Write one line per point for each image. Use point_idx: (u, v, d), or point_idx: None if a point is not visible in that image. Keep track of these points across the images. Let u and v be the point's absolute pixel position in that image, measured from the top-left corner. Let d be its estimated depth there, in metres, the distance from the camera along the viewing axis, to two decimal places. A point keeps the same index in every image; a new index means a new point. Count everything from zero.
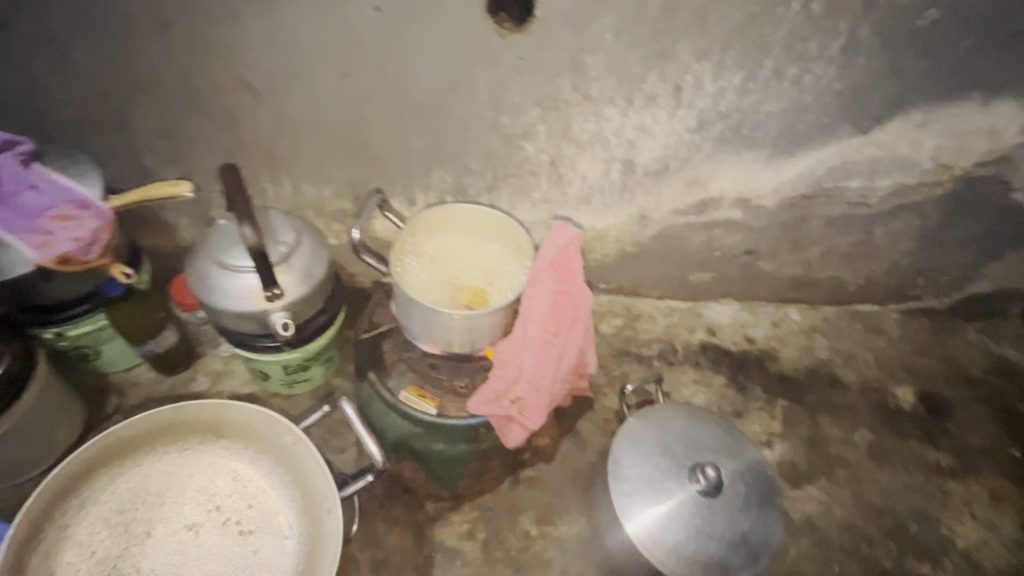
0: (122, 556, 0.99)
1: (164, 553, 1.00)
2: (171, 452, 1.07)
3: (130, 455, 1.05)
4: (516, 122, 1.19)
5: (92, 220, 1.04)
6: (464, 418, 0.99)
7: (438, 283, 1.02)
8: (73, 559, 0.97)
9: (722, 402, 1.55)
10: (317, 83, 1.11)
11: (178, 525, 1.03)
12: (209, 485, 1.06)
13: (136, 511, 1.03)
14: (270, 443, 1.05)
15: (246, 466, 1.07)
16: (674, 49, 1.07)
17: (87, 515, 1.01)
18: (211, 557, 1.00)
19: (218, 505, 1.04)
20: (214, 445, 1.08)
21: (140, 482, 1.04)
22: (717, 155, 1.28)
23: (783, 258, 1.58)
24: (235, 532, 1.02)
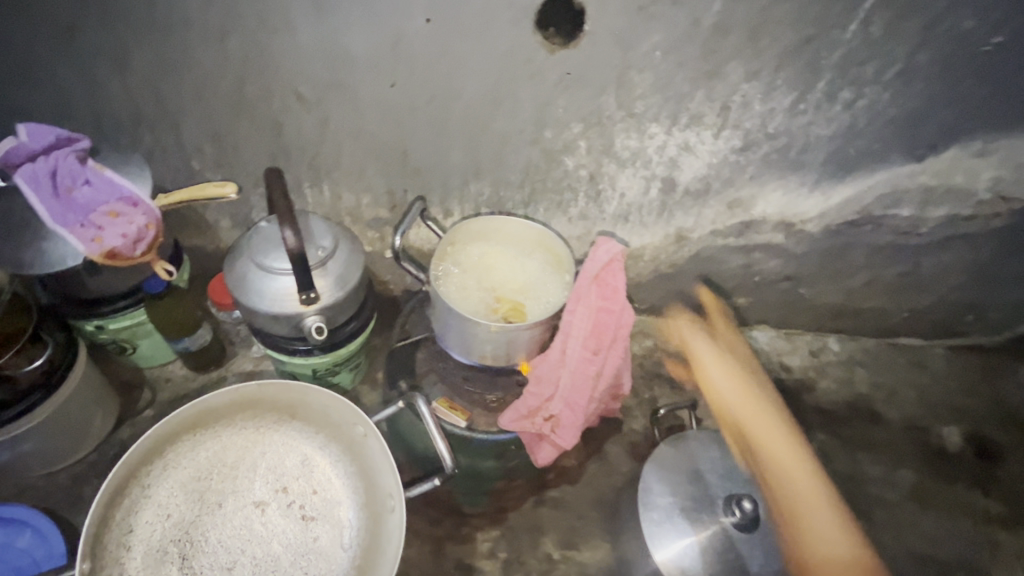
0: (185, 526, 0.89)
1: (230, 529, 0.90)
2: (242, 424, 0.98)
3: (211, 424, 0.97)
4: (557, 137, 1.19)
5: (141, 217, 1.07)
6: (493, 433, 0.97)
7: (475, 296, 1.01)
8: (146, 521, 0.88)
9: None
10: (364, 93, 1.13)
11: (241, 500, 0.92)
12: (276, 463, 0.96)
13: (210, 480, 0.93)
14: (346, 432, 0.98)
15: (317, 449, 0.98)
16: (723, 68, 1.05)
17: (155, 477, 0.91)
18: (273, 542, 0.89)
19: (286, 486, 0.94)
20: (287, 422, 0.99)
21: (216, 452, 0.95)
22: (761, 177, 1.25)
23: (825, 286, 1.52)
24: (299, 518, 0.92)
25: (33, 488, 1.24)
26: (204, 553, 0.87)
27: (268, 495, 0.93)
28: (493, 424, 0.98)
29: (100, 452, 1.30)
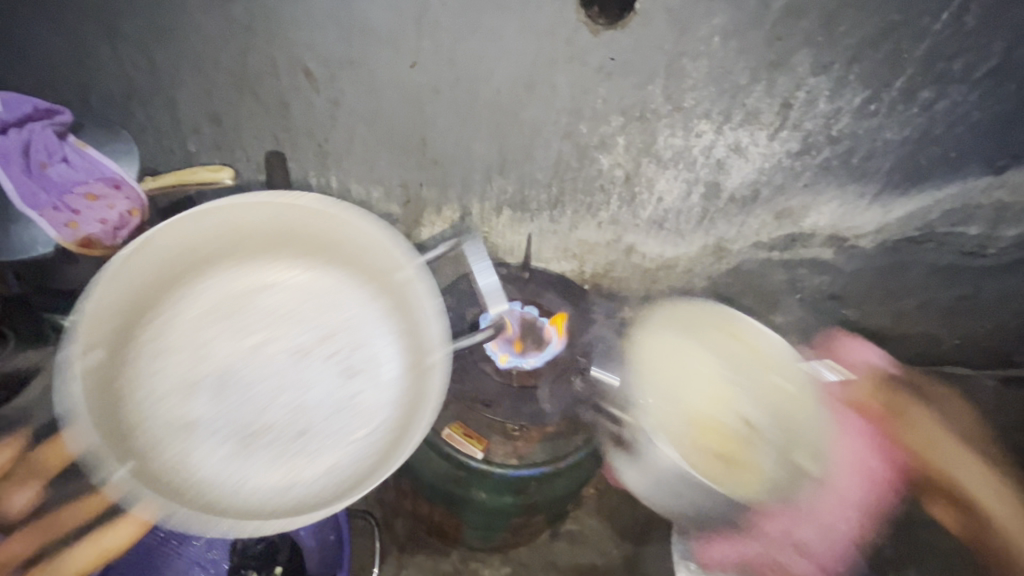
0: (212, 357, 0.74)
1: (260, 370, 0.75)
2: (280, 253, 0.80)
3: (242, 251, 0.78)
4: (593, 131, 1.06)
5: (124, 201, 0.95)
6: (514, 467, 0.83)
7: (682, 428, 0.83)
8: (164, 347, 0.73)
9: None
10: (381, 72, 1.00)
11: (276, 342, 0.76)
12: (317, 307, 0.79)
13: (238, 313, 0.77)
14: (390, 279, 0.78)
15: (363, 301, 0.80)
16: (790, 58, 0.92)
17: (178, 301, 0.75)
18: (311, 390, 0.75)
19: (330, 334, 0.78)
20: (331, 262, 0.80)
21: (247, 284, 0.78)
22: (816, 185, 1.13)
23: (873, 308, 1.39)
24: (342, 372, 0.77)
25: None
26: (235, 390, 0.73)
27: (307, 341, 0.77)
28: (511, 455, 0.85)
29: None
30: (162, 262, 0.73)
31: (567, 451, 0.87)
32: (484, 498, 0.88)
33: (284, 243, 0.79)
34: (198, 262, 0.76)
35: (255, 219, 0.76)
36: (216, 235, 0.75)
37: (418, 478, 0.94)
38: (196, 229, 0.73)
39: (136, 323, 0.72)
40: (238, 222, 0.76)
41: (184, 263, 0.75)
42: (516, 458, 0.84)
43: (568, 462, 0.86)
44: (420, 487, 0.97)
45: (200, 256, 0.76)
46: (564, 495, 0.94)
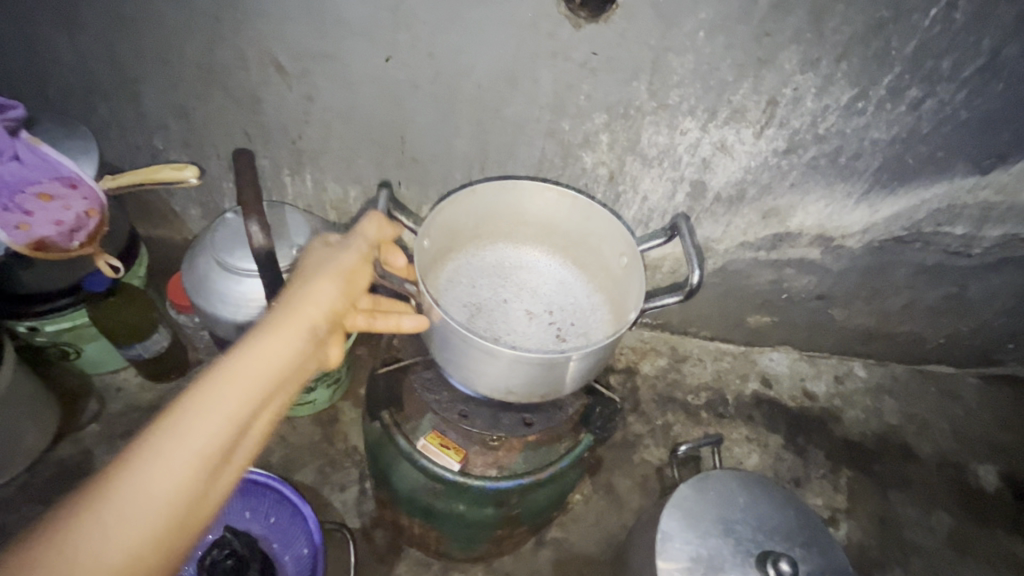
0: (468, 300, 0.83)
1: (491, 319, 0.81)
2: (545, 247, 0.88)
3: (554, 243, 0.87)
4: (577, 129, 1.03)
5: (80, 202, 0.90)
6: (493, 479, 0.80)
7: None
8: (482, 292, 0.84)
9: (778, 466, 1.36)
10: (356, 66, 0.96)
11: (515, 303, 0.84)
12: (557, 291, 0.87)
13: (505, 280, 0.86)
14: (604, 273, 0.84)
15: (587, 295, 0.87)
16: (777, 55, 0.90)
17: (461, 257, 0.85)
18: (528, 337, 0.80)
19: (553, 308, 0.85)
20: (560, 258, 0.89)
21: (536, 273, 0.88)
22: (802, 185, 1.11)
23: (859, 308, 1.38)
24: (553, 335, 0.82)
25: None
26: (480, 322, 0.80)
27: (533, 308, 0.84)
28: (491, 465, 0.81)
29: (32, 474, 1.11)
30: (478, 221, 0.83)
31: (550, 461, 0.83)
32: (463, 511, 0.85)
33: (551, 238, 0.86)
34: (491, 232, 0.86)
35: (540, 211, 0.82)
36: (517, 211, 0.83)
37: (394, 489, 0.90)
38: (507, 201, 0.81)
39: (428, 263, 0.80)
40: (548, 214, 0.83)
41: (480, 229, 0.85)
42: (495, 469, 0.81)
43: (551, 472, 0.82)
44: (396, 496, 0.94)
45: (500, 232, 0.86)
46: (547, 505, 0.90)
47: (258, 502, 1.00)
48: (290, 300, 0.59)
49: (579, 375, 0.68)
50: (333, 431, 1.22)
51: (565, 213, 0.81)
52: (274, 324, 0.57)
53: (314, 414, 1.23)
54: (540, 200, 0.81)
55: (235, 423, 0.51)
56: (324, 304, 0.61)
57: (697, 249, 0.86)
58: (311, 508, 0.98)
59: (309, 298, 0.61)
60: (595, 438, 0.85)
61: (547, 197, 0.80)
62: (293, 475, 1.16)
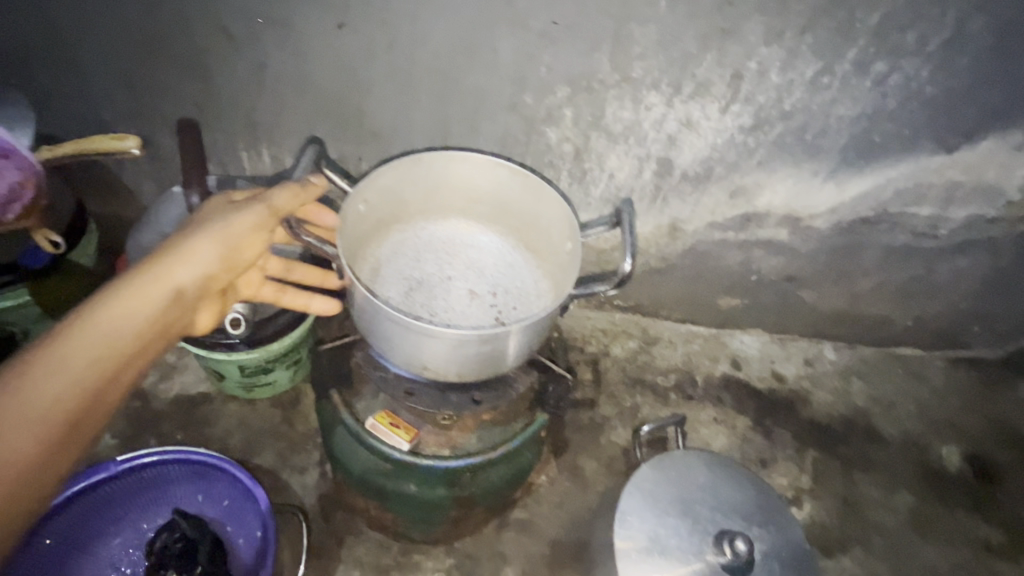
0: (408, 273, 0.79)
1: (428, 293, 0.77)
2: (497, 228, 0.84)
3: (505, 223, 0.83)
4: (539, 103, 1.01)
5: (13, 171, 0.86)
6: (444, 459, 0.78)
7: None
8: (424, 266, 0.80)
9: (745, 447, 1.36)
10: (307, 32, 0.92)
11: (459, 281, 0.80)
12: (506, 273, 0.83)
13: (452, 257, 0.82)
14: (554, 257, 0.79)
15: (536, 281, 0.82)
16: (740, 25, 0.88)
17: (408, 231, 0.82)
18: (465, 316, 0.76)
19: (498, 289, 0.80)
20: (513, 241, 0.84)
21: (485, 254, 0.84)
22: (769, 163, 1.09)
23: (828, 289, 1.38)
24: (493, 317, 0.77)
25: None
26: (415, 297, 0.76)
27: (475, 287, 0.79)
28: (444, 446, 0.80)
29: None
30: (426, 193, 0.80)
31: (503, 440, 0.81)
32: (414, 491, 0.83)
33: (504, 218, 0.82)
34: (441, 207, 0.83)
35: (491, 187, 0.79)
36: (467, 185, 0.79)
37: (346, 470, 0.88)
38: (456, 173, 0.78)
39: (369, 231, 0.77)
40: (499, 192, 0.80)
41: (430, 202, 0.82)
42: (449, 449, 0.80)
43: (505, 451, 0.81)
44: (350, 478, 0.92)
45: (451, 208, 0.83)
46: (502, 484, 0.89)
47: (210, 486, 0.97)
48: (161, 260, 0.69)
49: (497, 354, 0.64)
50: (293, 414, 1.19)
51: (514, 190, 0.78)
52: (140, 287, 0.67)
53: (274, 396, 1.20)
54: (489, 175, 0.78)
55: (92, 370, 0.61)
56: (194, 269, 0.70)
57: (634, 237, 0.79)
58: (263, 491, 0.94)
59: (182, 261, 0.70)
60: (551, 417, 0.84)
61: (496, 173, 0.77)
62: (250, 458, 1.13)
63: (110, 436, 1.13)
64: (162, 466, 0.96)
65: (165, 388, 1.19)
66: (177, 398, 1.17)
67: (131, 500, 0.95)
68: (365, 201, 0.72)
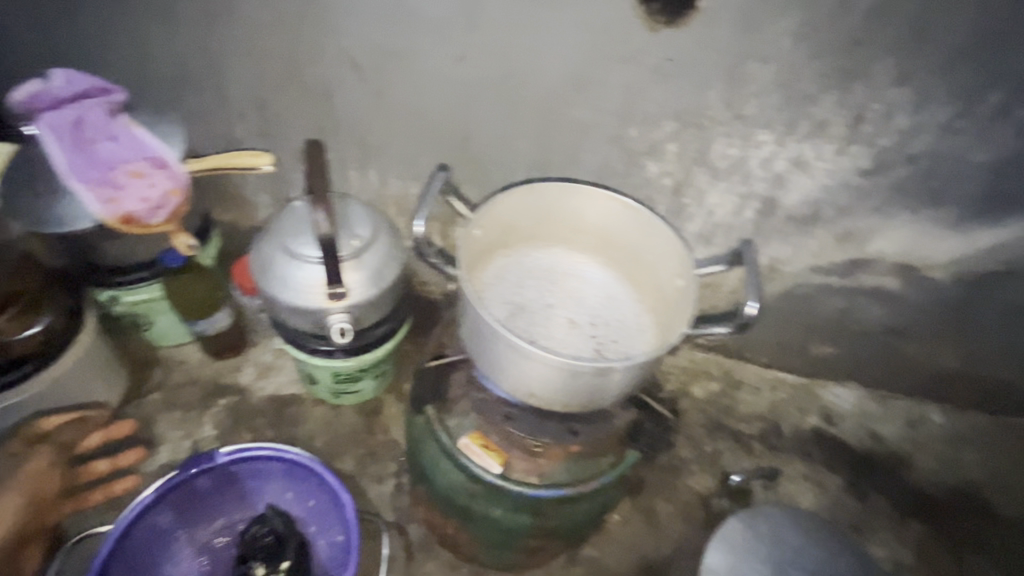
0: (511, 297, 0.80)
1: (531, 319, 0.78)
2: (602, 257, 0.84)
3: (610, 255, 0.83)
4: (643, 137, 1.01)
5: (165, 180, 0.96)
6: (532, 487, 0.78)
7: None
8: (528, 292, 0.81)
9: (837, 510, 1.26)
10: (426, 64, 0.98)
11: (560, 309, 0.81)
12: (606, 304, 0.82)
13: (555, 285, 0.83)
14: (659, 293, 0.78)
15: (637, 315, 0.81)
16: (868, 65, 0.84)
17: (513, 256, 0.84)
18: (565, 345, 0.76)
19: (598, 320, 0.80)
20: (615, 272, 0.84)
21: (587, 283, 0.84)
22: (885, 208, 1.03)
23: (940, 346, 1.26)
24: (593, 348, 0.77)
25: None
26: (518, 321, 0.77)
27: (577, 317, 0.80)
28: (532, 473, 0.79)
29: None
30: (535, 221, 0.81)
31: (593, 474, 0.80)
32: (499, 515, 0.83)
33: (609, 250, 0.82)
34: (547, 233, 0.84)
35: (600, 219, 0.79)
36: (576, 216, 0.80)
37: (431, 486, 0.89)
38: (567, 204, 0.79)
39: (479, 254, 0.79)
40: (607, 223, 0.80)
41: (537, 229, 0.83)
42: (536, 476, 0.78)
43: (594, 486, 0.79)
44: (432, 493, 0.93)
45: (557, 236, 0.84)
46: (584, 520, 0.87)
47: (297, 484, 1.01)
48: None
49: (606, 388, 0.63)
50: (375, 423, 1.23)
51: (624, 223, 0.77)
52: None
53: (358, 404, 1.24)
54: (599, 206, 0.78)
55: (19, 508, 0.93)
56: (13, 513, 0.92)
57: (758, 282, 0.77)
58: (349, 496, 0.95)
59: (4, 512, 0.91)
60: (641, 455, 0.82)
61: (607, 204, 0.77)
62: (333, 462, 1.18)
63: (210, 427, 1.21)
64: (257, 460, 1.00)
65: (261, 387, 1.26)
66: (271, 397, 1.24)
67: (228, 489, 1.01)
68: (481, 226, 0.74)
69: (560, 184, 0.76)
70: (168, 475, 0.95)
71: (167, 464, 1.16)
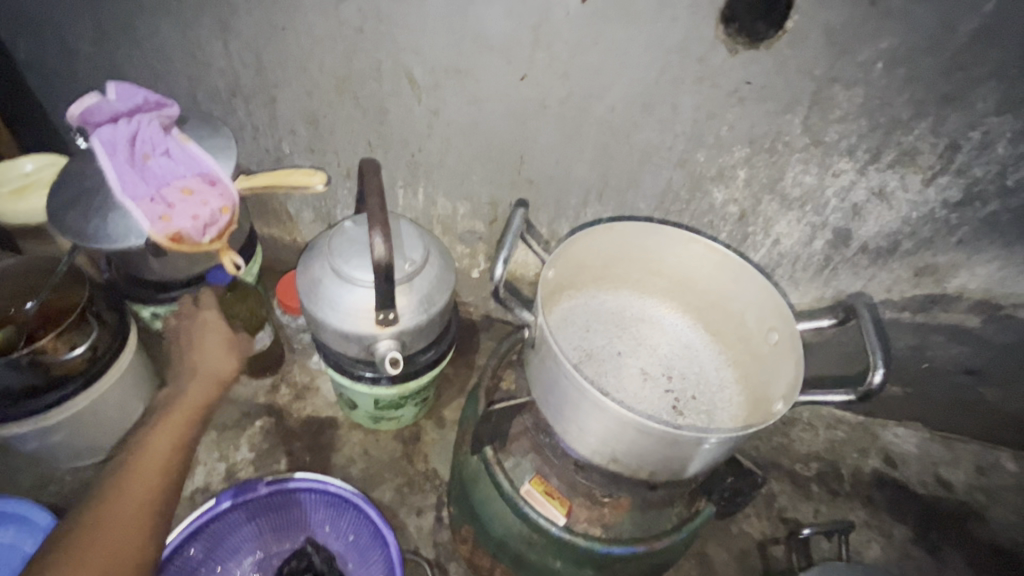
0: (580, 344, 0.75)
1: (601, 370, 0.73)
2: (677, 305, 0.79)
3: (686, 302, 0.77)
4: (712, 162, 0.95)
5: (217, 198, 0.93)
6: (602, 543, 0.72)
7: None
8: (598, 340, 0.76)
9: (906, 564, 1.16)
10: (487, 83, 0.94)
11: (630, 359, 0.75)
12: (680, 354, 0.77)
13: (626, 332, 0.77)
14: (744, 347, 0.72)
15: (715, 368, 0.75)
16: (969, 92, 0.78)
17: (580, 297, 0.78)
18: (639, 401, 0.70)
19: (673, 373, 0.74)
20: (691, 320, 0.78)
21: (661, 331, 0.78)
22: (971, 243, 0.96)
23: (1019, 389, 1.17)
24: (670, 405, 0.71)
25: (57, 482, 1.11)
26: (588, 371, 0.72)
27: (651, 368, 0.74)
28: (596, 523, 0.73)
29: None
30: (607, 262, 0.76)
31: (664, 530, 0.74)
32: (559, 568, 0.76)
33: (685, 297, 0.77)
34: (618, 277, 0.78)
35: (681, 264, 0.74)
36: (653, 259, 0.75)
37: (483, 530, 0.83)
38: (645, 247, 0.74)
39: (550, 296, 0.74)
40: (687, 270, 0.74)
41: (609, 271, 0.77)
42: (601, 528, 0.73)
43: (666, 543, 0.74)
44: (482, 536, 0.87)
45: (628, 279, 0.78)
46: None
47: (339, 517, 0.97)
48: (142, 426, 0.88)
49: (697, 456, 0.58)
50: (414, 451, 1.18)
51: (710, 272, 0.71)
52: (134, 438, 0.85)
53: (397, 430, 1.20)
54: (681, 253, 0.72)
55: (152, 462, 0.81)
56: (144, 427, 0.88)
57: (881, 347, 0.71)
58: (395, 534, 0.90)
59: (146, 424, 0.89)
60: (719, 510, 0.75)
61: (691, 251, 0.71)
62: (371, 492, 1.13)
63: (246, 450, 1.16)
64: (304, 493, 0.97)
65: (298, 408, 1.22)
66: (310, 420, 1.21)
67: (266, 520, 0.97)
68: (555, 268, 0.69)
69: (642, 226, 0.71)
70: (208, 504, 0.93)
71: (202, 488, 1.12)
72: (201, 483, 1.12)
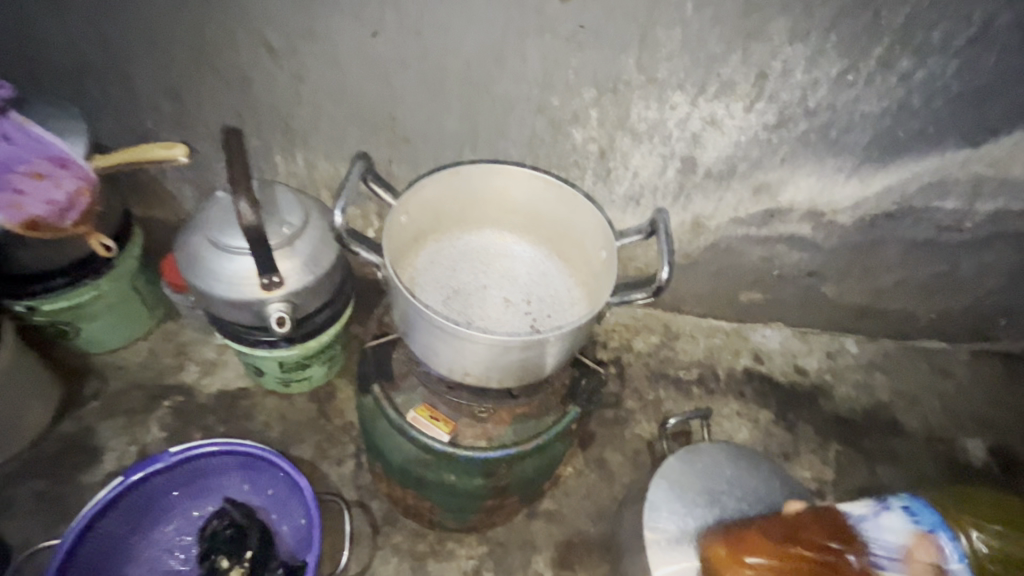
0: (447, 282, 0.83)
1: (467, 302, 0.81)
2: (533, 237, 0.88)
3: (539, 234, 0.86)
4: (566, 105, 1.03)
5: (70, 180, 0.91)
6: (481, 450, 0.82)
7: None
8: (465, 276, 0.84)
9: (768, 440, 1.36)
10: (341, 43, 0.96)
11: (494, 289, 0.84)
12: (539, 281, 0.86)
13: (490, 266, 0.86)
14: (587, 266, 0.83)
15: (568, 289, 0.86)
16: (765, 26, 0.89)
17: (444, 241, 0.86)
18: (501, 323, 0.80)
19: (532, 297, 0.84)
20: (547, 250, 0.88)
21: (522, 263, 0.87)
22: (793, 160, 1.11)
23: (849, 283, 1.38)
24: (528, 324, 0.80)
25: None
26: (455, 304, 0.80)
27: (512, 295, 0.83)
28: (480, 437, 0.83)
29: (35, 450, 1.13)
30: (463, 206, 0.84)
31: (538, 433, 0.85)
32: (454, 481, 0.87)
33: (536, 230, 0.86)
34: (477, 219, 0.86)
35: (526, 200, 0.82)
36: (502, 198, 0.83)
37: (387, 462, 0.92)
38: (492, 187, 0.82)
39: (412, 241, 0.82)
40: (533, 204, 0.83)
41: (467, 214, 0.85)
42: (484, 440, 0.83)
43: (540, 443, 0.84)
44: (388, 467, 0.95)
45: (486, 219, 0.87)
46: (535, 476, 0.93)
47: (255, 475, 1.03)
48: None
49: (536, 358, 0.67)
50: (329, 407, 1.24)
51: (550, 203, 0.81)
52: None
53: (310, 391, 1.25)
54: (523, 188, 0.81)
55: None
56: None
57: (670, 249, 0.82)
58: (307, 480, 0.94)
59: None
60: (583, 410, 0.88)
61: (530, 186, 0.80)
62: (290, 450, 1.18)
63: (157, 430, 1.18)
64: (214, 458, 1.01)
65: (207, 384, 1.24)
66: (220, 393, 1.23)
67: (183, 490, 1.02)
68: (408, 214, 0.77)
69: (484, 167, 0.79)
70: (111, 483, 0.94)
71: (115, 471, 1.13)
72: (114, 467, 1.13)
